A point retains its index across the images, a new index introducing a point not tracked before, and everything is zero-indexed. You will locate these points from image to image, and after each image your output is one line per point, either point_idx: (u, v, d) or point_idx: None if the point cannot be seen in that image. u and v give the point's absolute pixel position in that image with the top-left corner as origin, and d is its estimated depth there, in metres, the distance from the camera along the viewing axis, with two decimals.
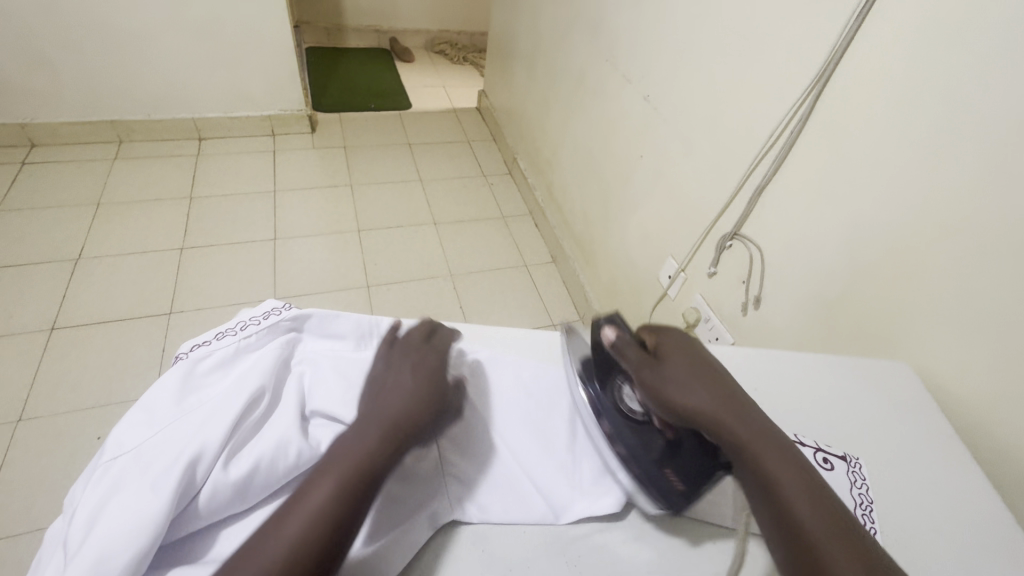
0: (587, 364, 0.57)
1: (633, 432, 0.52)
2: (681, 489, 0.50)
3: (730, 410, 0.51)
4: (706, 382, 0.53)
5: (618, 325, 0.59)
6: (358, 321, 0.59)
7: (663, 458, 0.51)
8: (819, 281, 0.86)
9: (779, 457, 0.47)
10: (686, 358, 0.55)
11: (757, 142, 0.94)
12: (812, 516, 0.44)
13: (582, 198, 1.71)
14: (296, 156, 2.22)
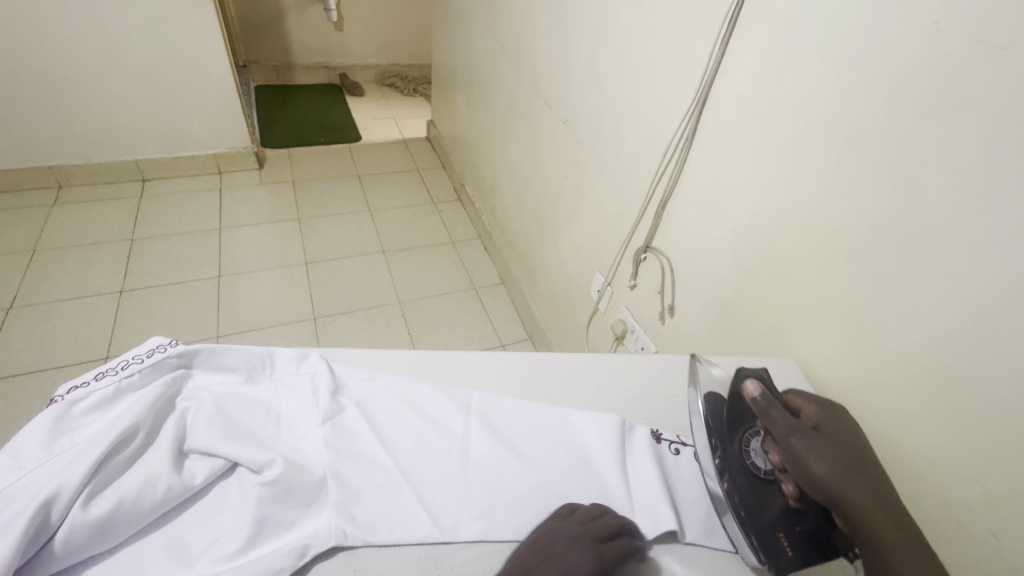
0: (728, 412, 0.57)
1: (752, 486, 0.53)
2: (790, 557, 0.51)
3: (877, 503, 0.50)
4: (856, 464, 0.53)
5: (770, 388, 0.59)
6: (250, 355, 0.61)
7: (781, 522, 0.52)
8: (720, 288, 0.91)
9: (916, 564, 0.47)
10: (833, 437, 0.54)
11: (656, 160, 1.00)
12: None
13: (522, 220, 1.75)
14: (243, 192, 2.22)
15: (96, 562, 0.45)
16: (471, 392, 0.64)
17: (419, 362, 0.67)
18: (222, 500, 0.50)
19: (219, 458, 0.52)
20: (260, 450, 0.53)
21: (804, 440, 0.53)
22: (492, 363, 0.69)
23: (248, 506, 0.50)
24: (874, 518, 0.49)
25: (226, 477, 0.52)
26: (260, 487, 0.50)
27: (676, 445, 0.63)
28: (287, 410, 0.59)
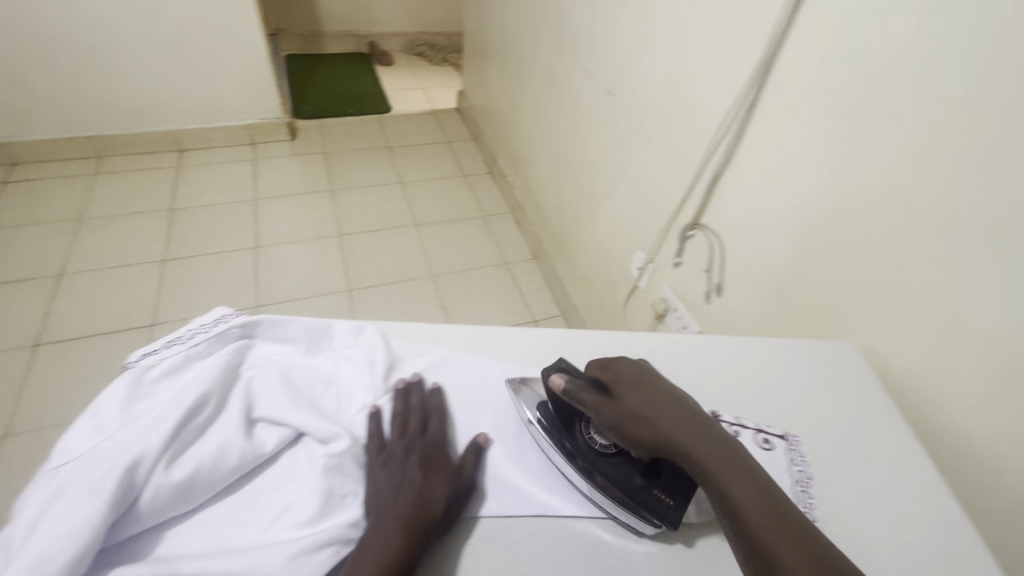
0: (555, 407, 0.57)
1: (612, 466, 0.53)
2: (672, 505, 0.51)
3: (695, 441, 0.50)
4: (669, 410, 0.53)
5: (565, 368, 0.57)
6: (309, 326, 0.62)
7: (648, 481, 0.52)
8: (774, 267, 0.88)
9: (747, 484, 0.47)
10: (638, 390, 0.54)
11: (709, 133, 0.96)
12: (793, 555, 0.43)
13: (557, 194, 1.72)
14: (276, 163, 2.23)
15: (178, 524, 0.47)
16: (527, 368, 0.64)
17: (474, 337, 0.67)
18: (290, 468, 0.52)
19: (286, 427, 0.53)
20: (325, 422, 0.54)
21: (611, 409, 0.53)
22: (547, 339, 0.68)
23: (316, 475, 0.50)
24: (700, 458, 0.49)
25: (293, 446, 0.53)
26: (326, 457, 0.51)
27: (735, 427, 0.61)
28: (346, 383, 0.59)
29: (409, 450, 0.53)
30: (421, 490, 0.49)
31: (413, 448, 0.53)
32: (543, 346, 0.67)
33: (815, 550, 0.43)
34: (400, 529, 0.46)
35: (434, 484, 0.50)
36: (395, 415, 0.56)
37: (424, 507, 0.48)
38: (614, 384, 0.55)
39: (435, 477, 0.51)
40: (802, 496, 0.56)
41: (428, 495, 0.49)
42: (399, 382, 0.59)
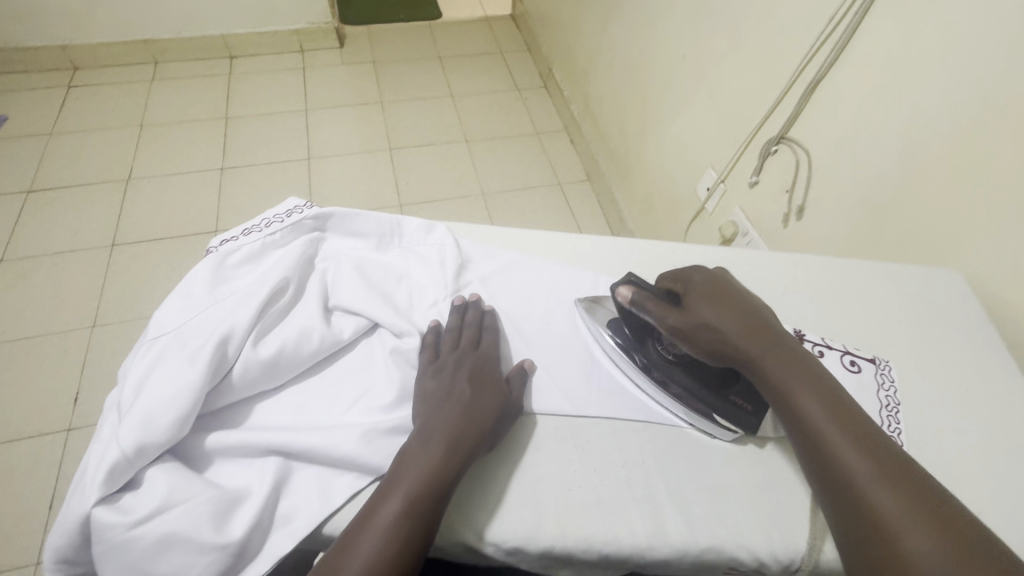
0: (628, 320, 0.55)
1: (689, 377, 0.52)
2: (750, 411, 0.51)
3: (769, 350, 0.49)
4: (738, 316, 0.51)
5: (639, 283, 0.54)
6: (380, 221, 0.60)
7: (726, 389, 0.52)
8: (874, 186, 0.80)
9: (816, 392, 0.46)
10: (714, 298, 0.52)
11: (814, 29, 0.84)
12: (856, 458, 0.42)
13: (619, 109, 1.60)
14: (325, 72, 2.16)
15: (265, 399, 0.49)
16: (599, 275, 0.61)
17: (544, 243, 0.65)
18: (366, 356, 0.52)
19: (362, 317, 0.53)
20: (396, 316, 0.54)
21: (684, 319, 0.51)
22: (619, 249, 0.65)
23: (389, 364, 0.51)
24: (772, 366, 0.48)
25: (368, 335, 0.54)
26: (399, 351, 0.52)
27: (820, 347, 0.58)
28: (418, 280, 0.59)
29: (460, 364, 0.50)
30: (469, 405, 0.47)
31: (464, 363, 0.50)
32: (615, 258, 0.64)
33: (883, 457, 0.42)
34: (444, 443, 0.44)
35: (485, 398, 0.48)
36: (450, 329, 0.53)
37: (470, 421, 0.46)
38: (691, 292, 0.53)
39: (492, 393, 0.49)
40: (888, 421, 0.53)
41: (475, 409, 0.47)
42: (456, 298, 0.56)
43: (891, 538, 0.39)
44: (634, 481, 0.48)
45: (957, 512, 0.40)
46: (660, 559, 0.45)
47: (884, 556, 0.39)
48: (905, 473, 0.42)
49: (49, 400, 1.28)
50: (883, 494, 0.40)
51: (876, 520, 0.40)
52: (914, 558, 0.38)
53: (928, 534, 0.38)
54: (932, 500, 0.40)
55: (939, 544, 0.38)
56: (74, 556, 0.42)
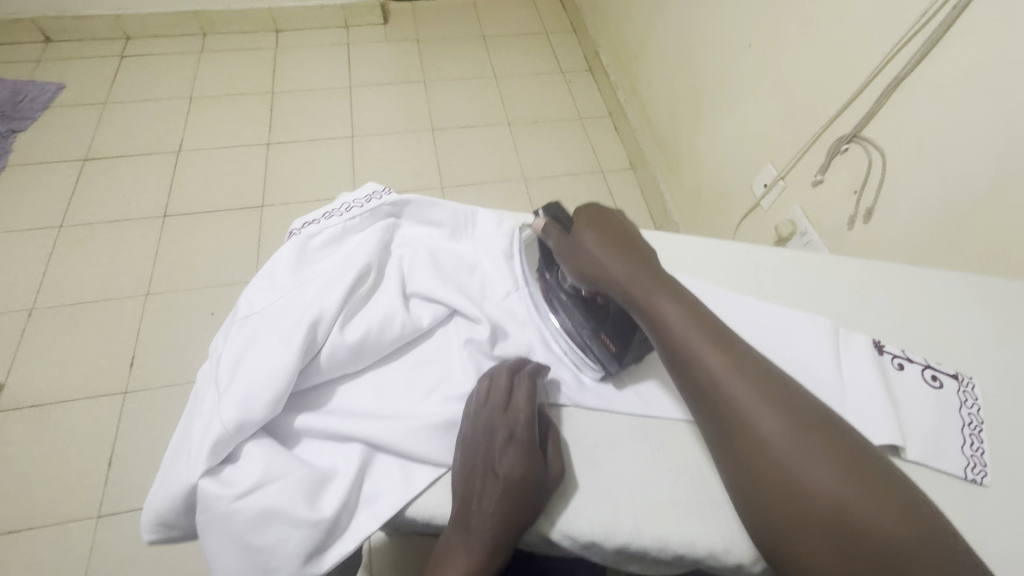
0: (540, 249, 0.57)
1: (579, 305, 0.53)
2: (612, 352, 0.51)
3: (640, 271, 0.49)
4: (617, 243, 0.51)
5: (555, 214, 0.56)
6: (455, 210, 0.61)
7: (596, 325, 0.52)
8: (957, 194, 0.77)
9: (676, 302, 0.47)
10: (594, 225, 0.53)
11: (901, 25, 0.81)
12: (716, 362, 0.44)
13: (670, 96, 1.56)
14: (369, 49, 2.16)
15: (349, 382, 0.51)
16: None
17: None
18: (441, 344, 0.53)
19: (440, 305, 0.54)
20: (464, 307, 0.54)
21: (569, 244, 0.53)
22: (689, 249, 0.64)
23: (462, 356, 0.52)
24: (638, 284, 0.49)
25: (444, 324, 0.54)
26: (469, 341, 0.52)
27: (900, 360, 0.56)
28: (491, 270, 0.59)
29: (494, 435, 0.45)
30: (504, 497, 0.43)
31: (500, 437, 0.45)
32: None
33: (739, 355, 0.44)
34: (483, 543, 0.42)
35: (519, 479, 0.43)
36: (480, 394, 0.47)
37: (510, 513, 0.43)
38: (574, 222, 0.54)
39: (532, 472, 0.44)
40: (970, 439, 0.52)
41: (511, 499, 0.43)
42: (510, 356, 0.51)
43: (748, 429, 0.42)
44: (710, 486, 0.48)
45: (797, 393, 0.43)
46: (733, 565, 0.45)
47: (746, 447, 0.42)
48: (756, 367, 0.44)
49: (109, 363, 1.33)
50: (742, 389, 0.42)
51: (739, 414, 0.42)
52: (770, 442, 0.41)
53: (778, 416, 0.41)
54: (779, 384, 0.43)
55: (788, 425, 0.41)
56: (175, 520, 0.44)
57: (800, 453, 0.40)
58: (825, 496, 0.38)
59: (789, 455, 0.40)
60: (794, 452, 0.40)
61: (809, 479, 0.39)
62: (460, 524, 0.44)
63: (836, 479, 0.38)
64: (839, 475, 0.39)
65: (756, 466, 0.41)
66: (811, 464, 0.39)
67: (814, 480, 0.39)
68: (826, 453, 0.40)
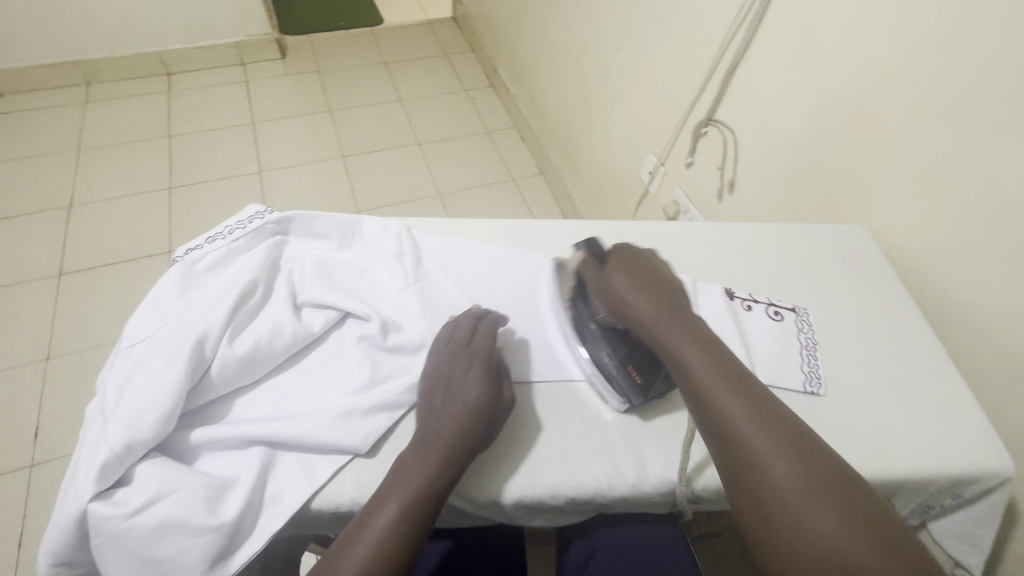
0: (574, 284, 0.61)
1: (608, 338, 0.56)
2: (638, 383, 0.54)
3: (662, 317, 0.54)
4: (646, 288, 0.56)
5: (593, 250, 0.62)
6: (340, 222, 0.64)
7: (624, 356, 0.55)
8: (791, 159, 0.89)
9: (694, 343, 0.51)
10: (628, 268, 0.58)
11: (728, 20, 0.93)
12: (731, 402, 0.47)
13: (564, 102, 1.67)
14: (270, 84, 2.14)
15: (245, 394, 0.52)
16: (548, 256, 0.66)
17: (495, 230, 0.69)
18: (336, 347, 0.56)
19: (331, 309, 0.57)
20: (352, 308, 0.57)
21: (603, 283, 0.58)
22: (563, 230, 0.70)
23: (356, 354, 0.55)
24: (662, 327, 0.53)
25: (338, 327, 0.57)
26: (361, 339, 0.55)
27: (748, 302, 0.65)
28: (381, 272, 0.62)
29: (452, 377, 0.52)
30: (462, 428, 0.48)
31: (456, 380, 0.52)
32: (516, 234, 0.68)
33: (753, 397, 0.47)
34: (432, 470, 0.46)
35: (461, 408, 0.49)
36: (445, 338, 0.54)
37: (461, 444, 0.48)
38: (612, 262, 0.60)
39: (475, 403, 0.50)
40: (807, 358, 0.61)
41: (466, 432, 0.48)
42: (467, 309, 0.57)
43: (758, 468, 0.44)
44: (593, 433, 0.53)
45: (808, 436, 0.45)
46: (617, 497, 0.51)
47: (754, 486, 0.44)
48: (771, 408, 0.47)
49: (8, 438, 1.23)
50: (750, 427, 0.45)
51: (745, 449, 0.45)
52: (773, 479, 0.43)
53: (785, 458, 0.44)
54: (791, 428, 0.45)
55: (794, 467, 0.43)
56: (72, 556, 0.44)
57: (802, 495, 0.42)
58: (822, 539, 0.40)
59: (791, 495, 0.42)
60: (798, 494, 0.42)
61: (810, 521, 0.41)
62: (408, 462, 0.47)
63: (834, 524, 0.40)
64: (843, 523, 0.40)
65: (758, 499, 0.43)
66: (810, 506, 0.41)
67: (816, 526, 0.41)
68: (823, 493, 0.42)
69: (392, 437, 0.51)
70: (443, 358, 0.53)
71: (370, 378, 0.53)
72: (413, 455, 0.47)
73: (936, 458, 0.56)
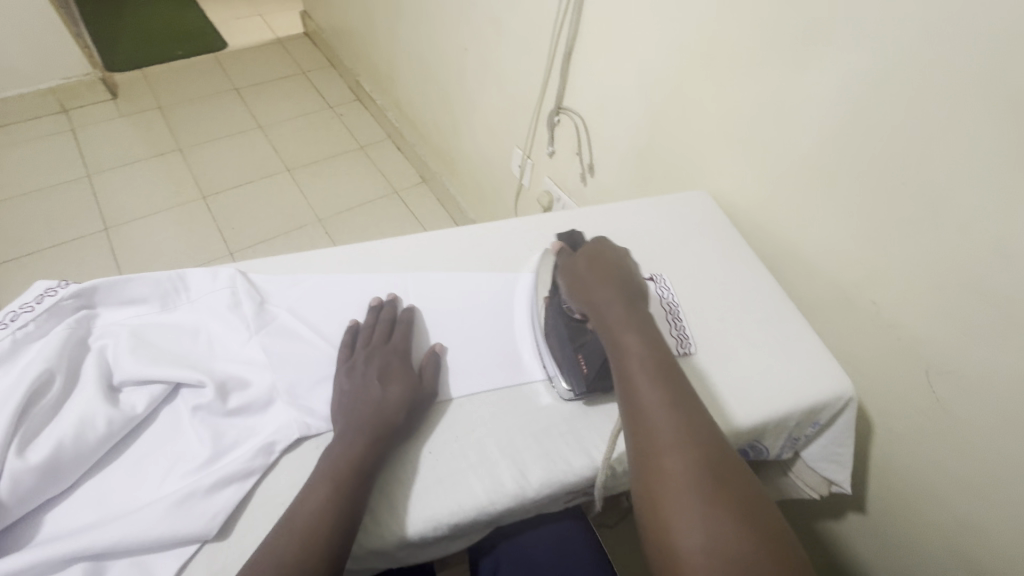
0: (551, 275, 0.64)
1: (563, 327, 0.59)
2: (586, 373, 0.55)
3: (613, 310, 0.55)
4: (606, 281, 0.58)
5: (572, 242, 0.66)
6: (158, 280, 0.56)
7: (577, 346, 0.57)
8: (634, 136, 0.93)
9: (640, 338, 0.53)
10: (596, 260, 0.60)
11: (554, 10, 0.96)
12: (654, 397, 0.48)
13: (429, 108, 1.64)
14: (102, 129, 1.91)
15: (57, 505, 0.45)
16: (406, 275, 0.64)
17: (345, 255, 0.65)
18: (169, 425, 0.49)
19: (156, 384, 0.50)
20: (181, 377, 0.50)
21: (569, 271, 0.61)
22: (419, 243, 0.68)
23: (191, 429, 0.49)
24: (613, 318, 0.55)
25: (170, 400, 0.51)
26: (196, 410, 0.49)
27: None
28: (218, 326, 0.55)
29: (371, 374, 0.53)
30: (383, 423, 0.49)
31: (377, 375, 0.52)
32: (371, 259, 0.65)
33: (679, 394, 0.48)
34: (349, 468, 0.46)
35: (372, 408, 0.50)
36: (364, 329, 0.57)
37: (381, 441, 0.48)
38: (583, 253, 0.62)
39: (385, 404, 0.50)
40: (672, 325, 0.63)
41: (387, 426, 0.49)
42: (374, 300, 0.60)
43: (663, 463, 0.44)
44: (468, 450, 0.51)
45: (723, 445, 0.46)
46: (502, 510, 0.50)
47: (653, 480, 0.44)
48: (695, 409, 0.48)
49: None
50: (665, 419, 0.46)
51: (653, 439, 0.46)
52: (674, 471, 0.44)
53: (688, 453, 0.44)
54: (707, 431, 0.46)
55: (694, 463, 0.44)
56: None
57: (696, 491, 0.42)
58: (705, 537, 0.40)
59: (686, 494, 0.42)
60: (691, 489, 0.43)
61: (695, 515, 0.41)
62: (323, 466, 0.46)
63: (715, 522, 0.41)
64: (727, 530, 0.40)
65: (656, 489, 0.44)
66: (700, 502, 0.42)
67: (700, 528, 0.41)
68: (716, 499, 0.42)
69: (246, 511, 0.46)
70: (350, 373, 0.53)
71: (212, 452, 0.48)
72: (328, 459, 0.47)
73: (790, 395, 0.60)
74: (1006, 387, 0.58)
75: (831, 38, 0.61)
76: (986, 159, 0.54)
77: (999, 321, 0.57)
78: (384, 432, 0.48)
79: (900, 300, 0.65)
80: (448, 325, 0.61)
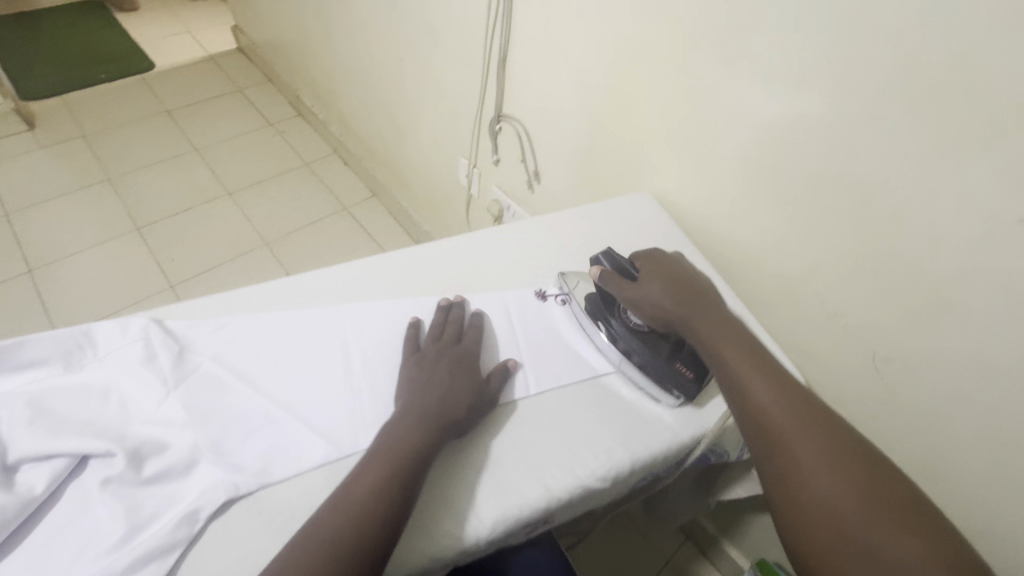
0: (597, 297, 0.62)
1: (640, 345, 0.58)
2: (692, 378, 0.57)
3: (704, 319, 0.56)
4: (676, 295, 0.58)
5: (608, 258, 0.63)
6: (57, 339, 0.51)
7: (672, 356, 0.58)
8: (575, 141, 0.92)
9: (736, 344, 0.54)
10: (659, 275, 0.60)
11: (485, 17, 0.94)
12: (766, 395, 0.50)
13: (372, 121, 1.60)
14: (18, 162, 1.77)
15: None
16: (341, 306, 0.60)
17: (273, 290, 0.61)
18: (76, 502, 0.45)
19: (58, 458, 0.45)
20: (86, 449, 0.45)
21: (633, 292, 0.59)
22: (351, 270, 0.64)
23: (101, 504, 0.44)
24: (705, 330, 0.56)
25: (77, 474, 0.46)
26: (108, 482, 0.45)
27: (561, 297, 0.66)
28: (132, 383, 0.50)
29: None
30: None
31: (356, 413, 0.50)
32: (300, 294, 0.61)
33: (790, 389, 0.50)
34: None
35: (411, 421, 0.49)
36: None
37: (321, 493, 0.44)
38: (640, 272, 0.61)
39: (451, 399, 0.52)
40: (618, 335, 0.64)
41: None
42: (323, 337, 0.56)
43: (792, 458, 0.47)
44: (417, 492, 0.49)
45: (843, 430, 0.48)
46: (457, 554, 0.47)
47: (787, 473, 0.46)
48: (807, 402, 0.50)
49: None
50: (784, 416, 0.48)
51: (775, 437, 0.48)
52: (803, 464, 0.46)
53: (815, 445, 0.47)
54: (826, 419, 0.49)
55: (821, 454, 0.46)
56: None
57: (828, 480, 0.45)
58: (854, 520, 0.43)
59: (824, 485, 0.45)
60: (826, 476, 0.45)
61: (831, 499, 0.44)
62: None
63: (856, 503, 0.44)
64: (866, 509, 0.43)
65: (792, 483, 0.46)
66: (841, 489, 0.44)
67: (845, 513, 0.43)
68: (855, 481, 0.45)
69: None
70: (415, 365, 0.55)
71: (127, 528, 0.43)
72: None
73: None
74: (947, 368, 0.60)
75: (756, 36, 0.61)
76: (912, 147, 0.54)
77: (937, 307, 0.58)
78: (403, 451, 0.47)
79: (843, 290, 0.66)
80: (391, 358, 0.57)
